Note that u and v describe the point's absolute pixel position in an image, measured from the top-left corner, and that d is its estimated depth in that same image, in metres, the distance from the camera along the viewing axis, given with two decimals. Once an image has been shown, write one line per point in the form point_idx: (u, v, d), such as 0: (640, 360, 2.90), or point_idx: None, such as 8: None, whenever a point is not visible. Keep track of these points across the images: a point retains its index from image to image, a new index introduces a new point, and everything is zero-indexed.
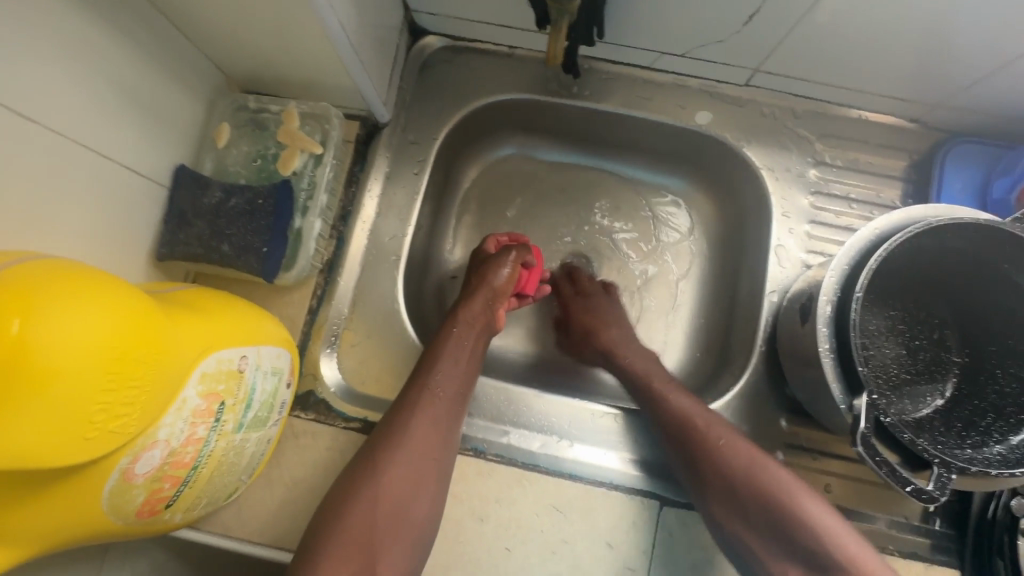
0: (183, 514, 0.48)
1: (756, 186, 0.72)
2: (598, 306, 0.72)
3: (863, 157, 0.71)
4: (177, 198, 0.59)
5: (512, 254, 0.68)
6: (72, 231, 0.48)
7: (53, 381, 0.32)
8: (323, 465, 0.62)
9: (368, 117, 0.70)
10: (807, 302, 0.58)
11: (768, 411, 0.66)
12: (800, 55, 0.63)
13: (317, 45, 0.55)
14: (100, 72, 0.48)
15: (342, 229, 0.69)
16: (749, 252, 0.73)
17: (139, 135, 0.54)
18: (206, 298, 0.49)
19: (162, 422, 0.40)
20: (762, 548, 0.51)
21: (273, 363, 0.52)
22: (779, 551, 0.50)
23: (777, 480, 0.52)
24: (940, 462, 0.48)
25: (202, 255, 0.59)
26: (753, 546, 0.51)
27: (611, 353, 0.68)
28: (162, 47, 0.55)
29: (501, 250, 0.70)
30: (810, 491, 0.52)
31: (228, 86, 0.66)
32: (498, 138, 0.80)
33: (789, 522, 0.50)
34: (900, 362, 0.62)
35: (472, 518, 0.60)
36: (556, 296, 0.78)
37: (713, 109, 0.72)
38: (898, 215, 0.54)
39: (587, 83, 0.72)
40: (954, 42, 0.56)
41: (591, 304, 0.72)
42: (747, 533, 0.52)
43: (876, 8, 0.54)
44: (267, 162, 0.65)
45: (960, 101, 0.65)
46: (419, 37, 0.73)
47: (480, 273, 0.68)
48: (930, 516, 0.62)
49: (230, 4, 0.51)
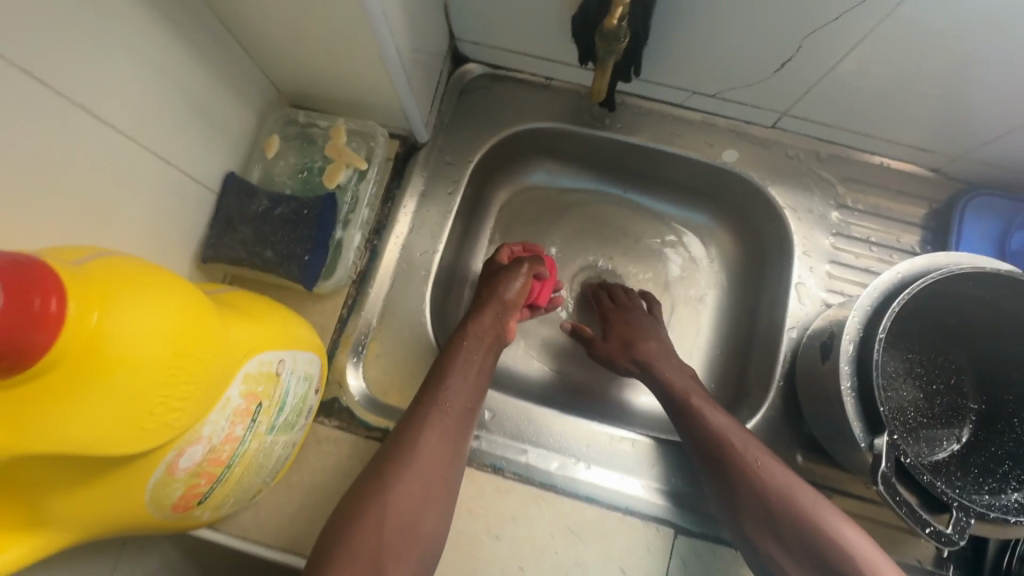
0: (211, 511, 0.49)
1: (779, 224, 0.74)
2: (636, 320, 0.72)
3: (883, 203, 0.73)
4: (224, 202, 0.62)
5: (523, 266, 0.70)
6: (127, 227, 0.50)
7: (122, 371, 0.34)
8: (344, 472, 0.62)
9: (408, 136, 0.72)
10: (828, 340, 0.60)
11: (784, 445, 0.67)
12: (825, 102, 0.66)
13: (371, 66, 0.58)
14: (165, 80, 0.51)
15: (376, 242, 0.71)
16: (769, 287, 0.75)
17: (194, 141, 0.57)
18: (249, 301, 0.51)
19: (207, 419, 0.42)
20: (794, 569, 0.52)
21: (306, 368, 0.54)
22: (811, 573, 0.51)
23: (812, 506, 0.53)
24: (959, 506, 0.49)
25: (244, 259, 0.62)
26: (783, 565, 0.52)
27: (649, 365, 0.67)
28: (221, 58, 0.58)
29: (514, 262, 0.71)
30: (845, 516, 0.53)
31: (279, 100, 0.70)
32: (529, 164, 0.83)
33: (823, 544, 0.51)
34: (917, 406, 0.63)
35: (488, 535, 0.60)
36: (586, 306, 0.79)
37: (740, 148, 0.74)
38: (921, 260, 0.56)
39: (619, 116, 0.75)
40: (976, 97, 0.59)
41: (632, 317, 0.72)
42: (781, 555, 0.52)
43: (903, 61, 0.56)
44: (312, 174, 0.68)
45: (980, 154, 0.67)
46: (460, 64, 0.76)
47: (491, 285, 0.69)
48: (943, 561, 0.62)
49: (292, 24, 0.54)
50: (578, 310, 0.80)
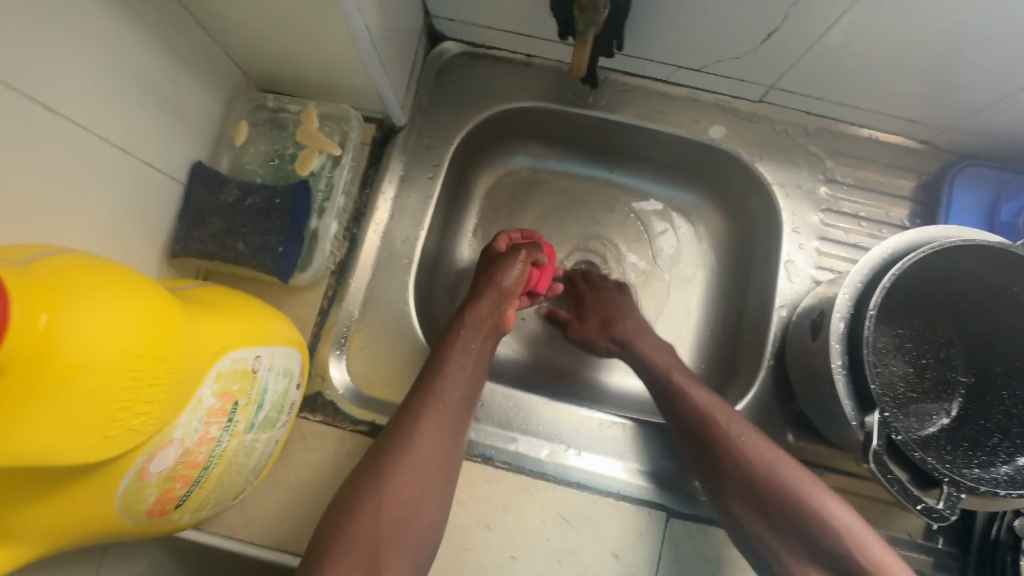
0: (191, 513, 0.48)
1: (768, 202, 0.73)
2: (611, 298, 0.72)
3: (873, 176, 0.72)
4: (193, 194, 0.59)
5: (521, 253, 0.68)
6: (87, 223, 0.48)
7: (79, 376, 0.32)
8: (330, 467, 0.61)
9: (385, 120, 0.70)
10: (819, 318, 0.59)
11: (775, 424, 0.67)
12: (814, 74, 0.64)
13: (341, 46, 0.55)
14: (121, 65, 0.48)
15: (355, 230, 0.69)
16: (758, 265, 0.74)
17: (157, 130, 0.54)
18: (221, 297, 0.49)
19: (178, 421, 0.40)
20: (793, 562, 0.50)
21: (285, 364, 0.52)
22: (806, 561, 0.50)
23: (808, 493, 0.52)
24: (950, 481, 0.49)
25: (216, 253, 0.59)
26: (778, 552, 0.51)
27: (628, 343, 0.67)
28: (182, 41, 0.55)
29: (512, 249, 0.69)
30: (829, 491, 0.53)
31: (247, 85, 0.67)
32: (511, 147, 0.80)
33: (813, 525, 0.50)
34: (907, 381, 0.63)
35: (479, 524, 0.59)
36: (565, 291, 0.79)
37: (727, 124, 0.72)
38: (912, 235, 0.55)
39: (603, 94, 0.73)
40: (967, 66, 0.57)
41: (605, 296, 0.72)
42: (773, 538, 0.51)
43: (895, 30, 0.54)
44: (283, 162, 0.65)
45: (970, 124, 0.66)
46: (437, 42, 0.73)
47: (488, 273, 0.67)
48: (933, 534, 0.63)
49: (256, 4, 0.51)
50: (557, 297, 0.78)
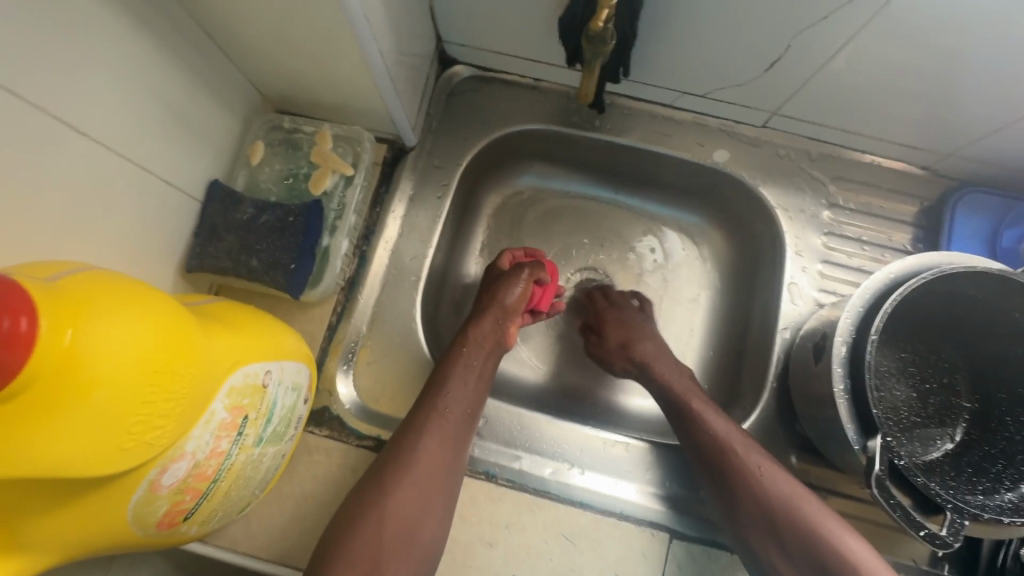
0: (198, 526, 0.48)
1: (771, 225, 0.74)
2: (631, 319, 0.72)
3: (875, 201, 0.73)
4: (208, 211, 0.61)
5: (524, 271, 0.69)
6: (107, 239, 0.49)
7: (99, 390, 0.33)
8: (334, 482, 0.62)
9: (395, 140, 0.72)
10: (821, 341, 0.59)
11: (778, 447, 0.67)
12: (816, 101, 0.65)
13: (357, 71, 0.57)
14: (145, 88, 0.50)
15: (365, 248, 0.70)
16: (761, 286, 0.75)
17: (176, 150, 0.56)
18: (232, 312, 0.50)
19: (191, 434, 0.41)
20: None
21: (294, 378, 0.53)
22: None
23: (812, 511, 0.53)
24: (953, 508, 0.49)
25: (230, 269, 0.61)
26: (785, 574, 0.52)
27: (647, 365, 0.67)
28: (203, 65, 0.57)
29: (514, 267, 0.70)
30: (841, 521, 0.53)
31: (264, 106, 0.69)
32: (518, 168, 0.82)
33: (827, 554, 0.50)
34: (910, 405, 0.63)
35: (481, 542, 0.60)
36: (576, 306, 0.79)
37: (730, 148, 0.74)
38: (913, 260, 0.56)
39: (609, 117, 0.75)
40: (965, 95, 0.58)
41: (626, 316, 0.72)
42: (785, 565, 0.52)
43: (894, 59, 0.56)
44: (297, 181, 0.67)
45: (971, 151, 0.67)
46: (449, 66, 0.75)
47: (491, 291, 0.68)
48: (938, 561, 0.62)
49: (275, 30, 0.53)
50: (572, 308, 0.79)
